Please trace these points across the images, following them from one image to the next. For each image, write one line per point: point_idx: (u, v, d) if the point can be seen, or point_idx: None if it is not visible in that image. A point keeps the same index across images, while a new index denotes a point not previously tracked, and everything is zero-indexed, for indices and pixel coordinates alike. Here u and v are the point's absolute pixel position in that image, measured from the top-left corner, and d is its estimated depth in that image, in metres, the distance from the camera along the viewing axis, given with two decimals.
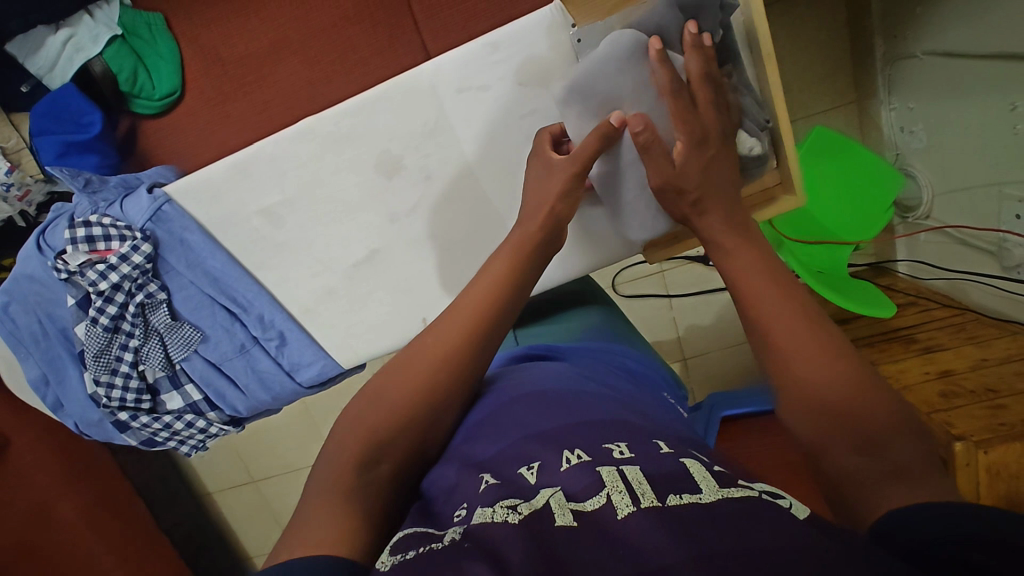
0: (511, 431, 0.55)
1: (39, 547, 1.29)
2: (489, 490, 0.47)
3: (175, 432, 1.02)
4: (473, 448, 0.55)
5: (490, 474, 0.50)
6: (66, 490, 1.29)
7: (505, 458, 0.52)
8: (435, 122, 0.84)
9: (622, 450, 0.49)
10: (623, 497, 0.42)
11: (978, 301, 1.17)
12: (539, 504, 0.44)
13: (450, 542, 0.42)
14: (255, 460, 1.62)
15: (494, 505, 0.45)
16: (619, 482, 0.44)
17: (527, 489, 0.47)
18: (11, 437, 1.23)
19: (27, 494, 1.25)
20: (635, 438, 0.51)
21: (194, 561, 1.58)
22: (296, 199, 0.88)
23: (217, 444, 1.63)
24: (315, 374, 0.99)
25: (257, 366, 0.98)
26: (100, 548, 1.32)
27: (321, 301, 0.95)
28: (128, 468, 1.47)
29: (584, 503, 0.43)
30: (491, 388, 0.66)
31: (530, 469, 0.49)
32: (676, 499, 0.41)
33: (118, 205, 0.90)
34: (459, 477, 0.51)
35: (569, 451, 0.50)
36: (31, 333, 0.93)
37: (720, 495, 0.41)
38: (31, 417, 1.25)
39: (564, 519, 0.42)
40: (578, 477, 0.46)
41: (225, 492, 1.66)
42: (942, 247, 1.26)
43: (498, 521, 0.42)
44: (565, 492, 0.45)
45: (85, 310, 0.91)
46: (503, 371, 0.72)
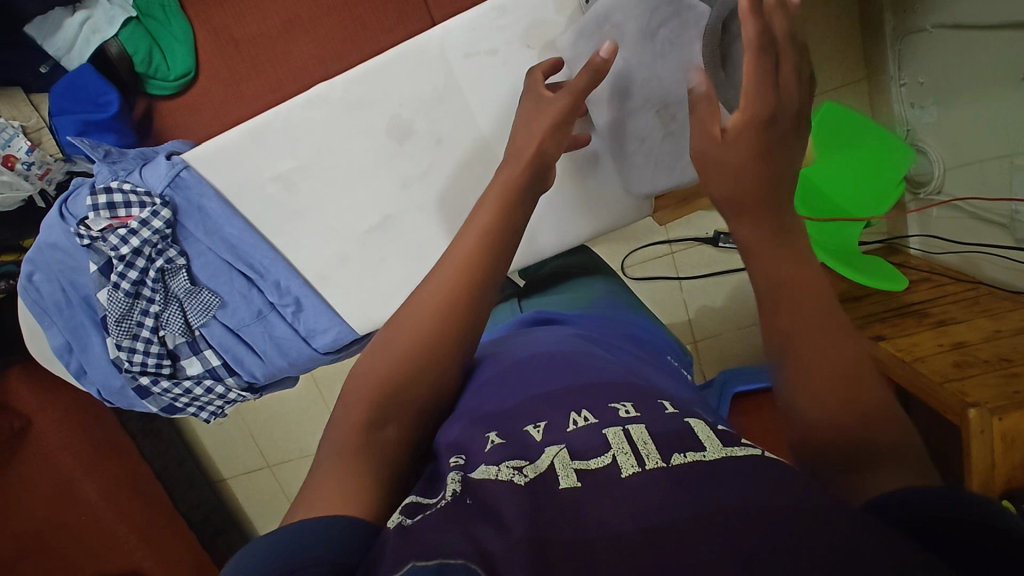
0: (515, 397, 0.56)
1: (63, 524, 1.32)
2: (495, 449, 0.47)
3: (196, 399, 1.04)
4: (484, 405, 0.55)
5: (496, 433, 0.50)
6: (87, 471, 1.31)
7: (513, 418, 0.52)
8: (444, 87, 0.84)
9: (627, 408, 0.49)
10: (628, 458, 0.42)
11: (995, 275, 1.16)
12: (544, 464, 0.44)
13: (452, 496, 0.42)
14: (271, 444, 1.65)
15: (499, 463, 0.45)
16: (624, 443, 0.44)
17: (533, 448, 0.47)
18: (37, 419, 1.25)
19: (50, 474, 1.28)
20: (644, 399, 0.52)
21: (214, 544, 1.60)
22: (310, 163, 0.89)
23: (235, 429, 1.65)
24: (331, 340, 1.00)
25: (274, 331, 1.00)
26: (121, 528, 1.35)
27: (335, 268, 0.96)
28: (148, 451, 1.49)
29: (589, 461, 0.43)
30: (494, 357, 0.67)
31: (535, 428, 0.50)
32: (681, 459, 0.42)
33: (137, 173, 0.91)
34: (465, 431, 0.52)
35: (575, 412, 0.50)
36: (54, 303, 0.94)
37: (723, 453, 0.42)
38: (55, 395, 1.28)
39: (569, 480, 0.42)
40: (584, 439, 0.46)
41: (241, 476, 1.69)
42: (955, 221, 1.25)
43: (502, 480, 0.42)
44: (569, 450, 0.45)
45: (106, 279, 0.93)
46: (509, 340, 0.72)
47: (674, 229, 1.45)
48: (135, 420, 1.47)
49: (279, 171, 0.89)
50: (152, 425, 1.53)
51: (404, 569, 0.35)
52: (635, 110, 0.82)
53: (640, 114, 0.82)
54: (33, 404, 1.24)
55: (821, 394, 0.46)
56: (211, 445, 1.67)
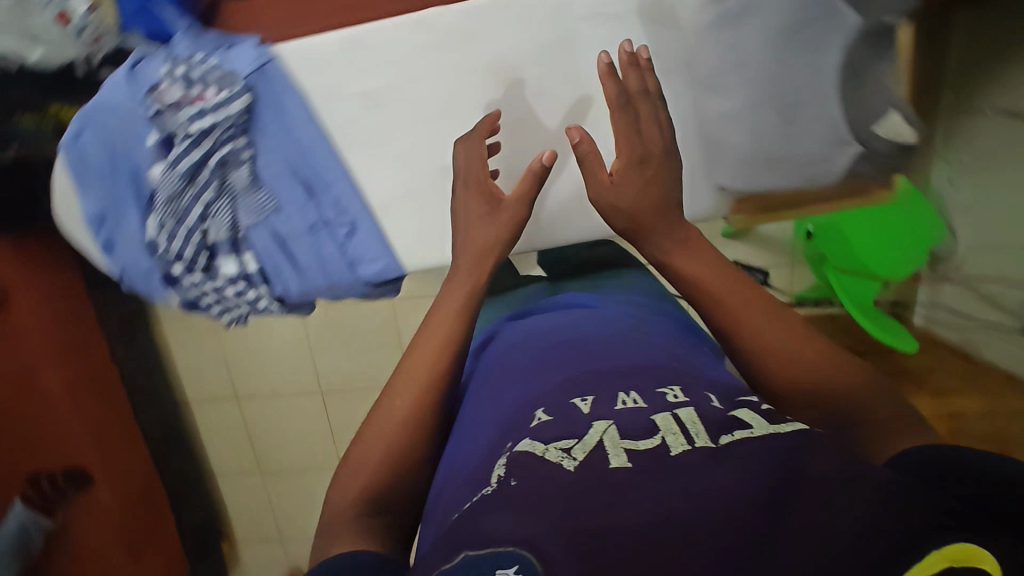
0: (534, 390, 0.64)
1: (18, 413, 1.25)
2: (544, 425, 0.55)
3: (224, 301, 1.00)
4: (526, 391, 0.64)
5: (543, 411, 0.58)
6: (55, 361, 1.25)
7: (536, 406, 0.61)
8: (558, 42, 0.80)
9: (676, 394, 0.56)
10: (677, 438, 0.47)
11: (1005, 362, 1.23)
12: (592, 442, 0.49)
13: (498, 484, 0.47)
14: (244, 376, 1.64)
15: (550, 444, 0.50)
16: (674, 425, 0.49)
17: (582, 425, 0.53)
18: (13, 292, 1.19)
19: (16, 354, 1.22)
20: (693, 385, 0.59)
21: (166, 465, 1.57)
22: (394, 84, 0.85)
23: (210, 353, 1.62)
24: (376, 273, 0.96)
25: (321, 251, 0.96)
26: (76, 426, 1.29)
27: (402, 201, 0.92)
28: (118, 355, 1.42)
29: (639, 443, 0.48)
30: (518, 347, 0.76)
31: (582, 402, 0.57)
32: (728, 438, 0.46)
33: (222, 53, 0.88)
34: (519, 409, 0.61)
35: (624, 394, 0.57)
36: (99, 169, 0.91)
37: (770, 429, 0.47)
38: (47, 280, 1.24)
39: (620, 460, 0.46)
40: (632, 420, 0.52)
41: (206, 403, 1.66)
42: (965, 303, 1.30)
43: (555, 463, 0.46)
44: (617, 428, 0.51)
45: (162, 155, 0.89)
46: (535, 326, 0.81)
47: None
48: (112, 320, 1.41)
49: (364, 80, 0.86)
50: (128, 328, 1.47)
51: (458, 558, 0.40)
52: (743, 104, 0.79)
53: (754, 109, 0.79)
54: (15, 278, 1.19)
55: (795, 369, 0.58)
56: (179, 362, 1.60)
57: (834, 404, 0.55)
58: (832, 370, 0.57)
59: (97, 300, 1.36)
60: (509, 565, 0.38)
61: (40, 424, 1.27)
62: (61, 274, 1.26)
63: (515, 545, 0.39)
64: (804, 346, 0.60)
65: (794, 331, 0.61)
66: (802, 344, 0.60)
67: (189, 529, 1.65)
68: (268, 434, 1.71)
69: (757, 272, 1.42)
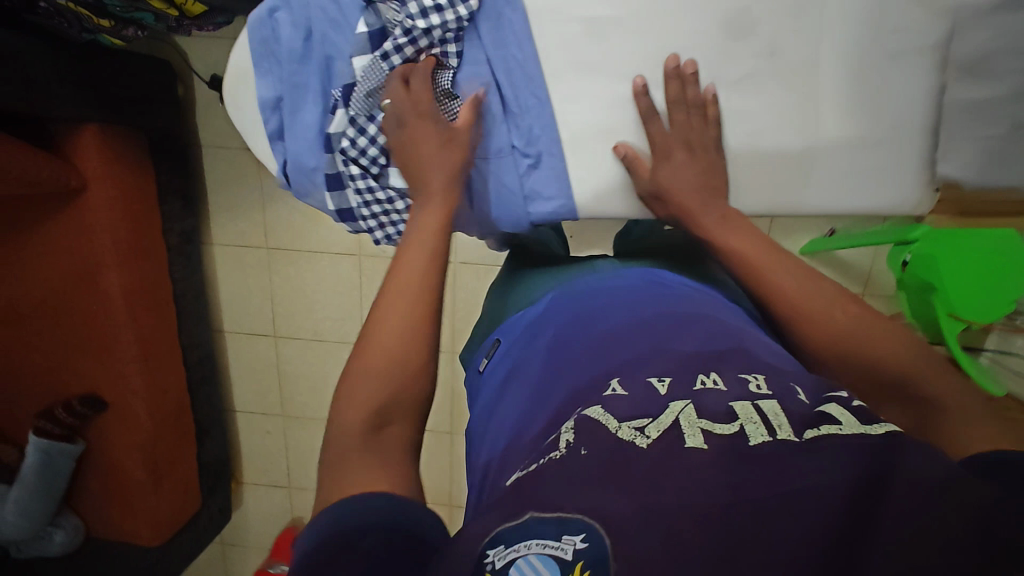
0: (596, 364, 0.53)
1: (81, 310, 1.22)
2: (619, 398, 0.46)
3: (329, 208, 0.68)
4: (582, 374, 0.52)
5: (618, 381, 0.49)
6: (118, 264, 1.19)
7: (595, 384, 0.50)
8: None
9: (759, 382, 0.45)
10: (757, 428, 0.39)
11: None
12: (667, 421, 0.41)
13: (566, 448, 0.40)
14: (289, 316, 1.54)
15: (622, 421, 0.42)
16: (754, 414, 0.40)
17: (657, 404, 0.44)
18: (89, 188, 1.14)
19: (85, 252, 1.18)
20: (786, 376, 0.47)
21: (195, 391, 1.50)
22: (635, 19, 0.62)
23: (255, 283, 1.53)
24: (548, 216, 0.70)
25: (494, 173, 0.68)
26: (127, 335, 1.24)
27: (594, 138, 0.67)
28: (175, 271, 1.38)
29: (714, 425, 0.40)
30: (565, 329, 0.60)
31: (660, 381, 0.47)
32: (815, 433, 0.38)
33: None
34: (577, 395, 0.49)
35: (703, 373, 0.47)
36: (290, 56, 0.61)
37: (860, 429, 0.38)
38: (117, 171, 1.17)
39: (695, 441, 0.38)
40: (711, 401, 0.43)
41: (242, 336, 1.58)
42: None
43: (624, 440, 0.39)
44: (696, 408, 0.42)
45: (345, 27, 0.61)
46: (581, 301, 0.64)
47: None
48: (175, 235, 1.36)
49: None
50: (186, 248, 1.41)
51: (522, 518, 0.36)
52: (987, 98, 0.62)
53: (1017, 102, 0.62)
54: (95, 171, 1.13)
55: (831, 337, 0.54)
56: (225, 296, 1.55)
57: (881, 378, 0.51)
58: (878, 340, 0.53)
59: (167, 212, 1.33)
60: (576, 534, 0.35)
61: (95, 325, 1.24)
62: (139, 176, 1.23)
63: (582, 513, 0.35)
64: (837, 313, 0.55)
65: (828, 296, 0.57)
66: (833, 310, 0.56)
67: (209, 463, 1.58)
68: (304, 379, 1.60)
69: None
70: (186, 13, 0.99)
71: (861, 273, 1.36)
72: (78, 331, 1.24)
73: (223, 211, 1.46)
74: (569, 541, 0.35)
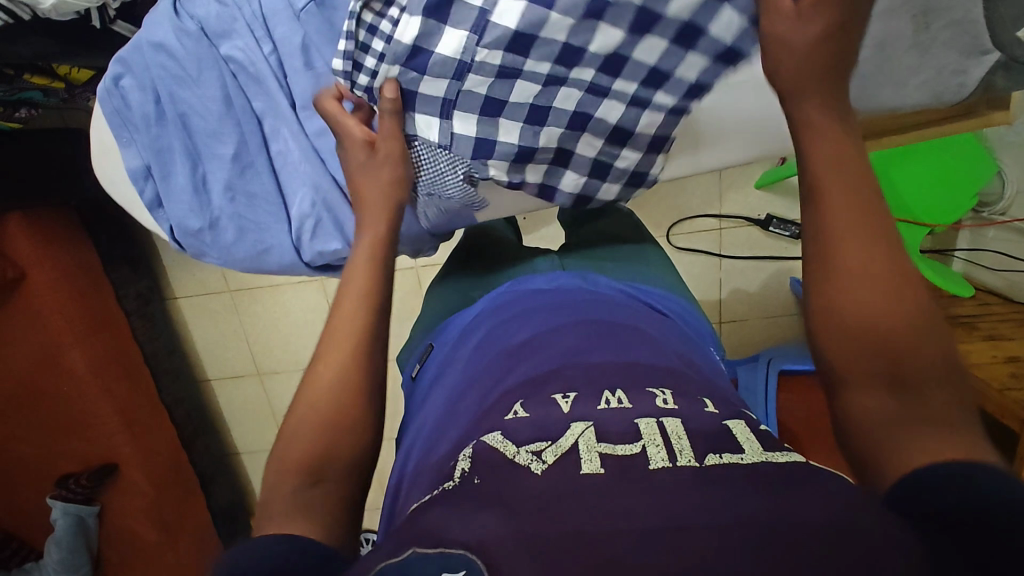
0: (504, 374, 0.50)
1: (50, 395, 1.24)
2: (523, 420, 0.42)
3: (263, 268, 0.68)
4: (509, 377, 0.49)
5: (521, 404, 0.44)
6: (77, 341, 1.20)
7: (499, 399, 0.47)
8: None
9: (666, 398, 0.43)
10: (659, 450, 0.37)
11: (994, 285, 1.20)
12: (566, 445, 0.39)
13: (460, 478, 0.38)
14: (266, 353, 1.47)
15: (519, 443, 0.40)
16: (656, 435, 0.38)
17: (558, 423, 0.41)
18: (31, 273, 1.15)
19: (38, 338, 1.19)
20: (690, 388, 0.45)
21: (191, 444, 1.48)
22: None
23: (219, 325, 1.45)
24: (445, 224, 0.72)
25: None
26: (106, 407, 1.25)
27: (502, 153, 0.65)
28: (140, 336, 1.36)
29: (615, 447, 0.38)
30: (485, 341, 0.58)
31: (564, 398, 0.44)
32: (715, 460, 0.36)
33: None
34: (495, 402, 0.46)
35: (609, 391, 0.44)
36: (145, 120, 0.60)
37: (763, 458, 0.36)
38: (53, 256, 1.16)
39: (591, 466, 0.36)
40: (615, 423, 0.41)
41: (227, 381, 1.52)
42: (1009, 245, 1.16)
43: (519, 467, 0.37)
44: (597, 430, 0.40)
45: (196, 83, 0.61)
46: (506, 308, 0.63)
47: (728, 204, 1.34)
48: (130, 298, 1.34)
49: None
50: (147, 309, 1.39)
51: (404, 554, 0.33)
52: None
53: (881, 18, 0.48)
54: (31, 258, 1.14)
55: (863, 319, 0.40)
56: (201, 345, 1.48)
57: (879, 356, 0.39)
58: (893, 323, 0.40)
59: (116, 278, 1.31)
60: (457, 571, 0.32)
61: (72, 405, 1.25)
62: (82, 252, 1.23)
63: (468, 546, 0.32)
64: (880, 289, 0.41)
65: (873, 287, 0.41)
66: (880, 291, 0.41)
67: (221, 510, 1.56)
68: None
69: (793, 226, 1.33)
70: (73, 82, 0.97)
71: None
72: (51, 415, 1.25)
73: (178, 265, 1.40)
74: None
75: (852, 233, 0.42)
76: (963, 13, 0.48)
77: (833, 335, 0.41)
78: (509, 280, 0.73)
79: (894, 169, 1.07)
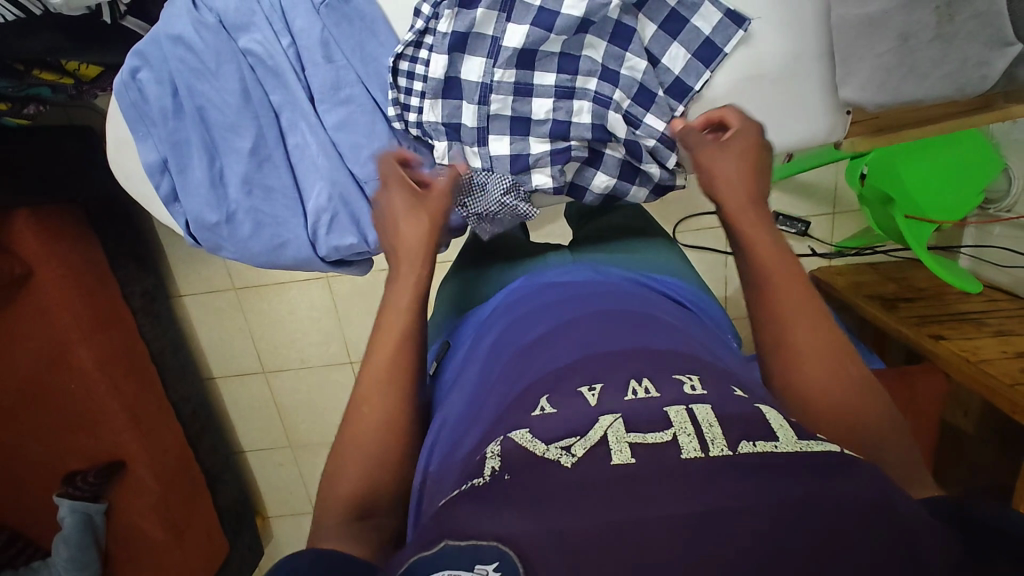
0: (523, 370, 0.50)
1: (57, 393, 1.23)
2: (551, 414, 0.42)
3: (279, 263, 0.68)
4: (530, 370, 0.49)
5: (547, 398, 0.44)
6: (85, 337, 1.20)
7: (522, 395, 0.46)
8: None
9: (693, 384, 0.43)
10: (690, 440, 0.36)
11: (1000, 280, 1.19)
12: (595, 438, 0.38)
13: (490, 474, 0.37)
14: (272, 350, 1.47)
15: (547, 440, 0.39)
16: (687, 424, 0.38)
17: (587, 416, 0.40)
18: (37, 270, 1.15)
19: (46, 335, 1.19)
20: (719, 376, 0.44)
21: (197, 442, 1.47)
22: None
23: (225, 323, 1.45)
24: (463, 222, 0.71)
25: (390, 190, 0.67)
26: (112, 404, 1.25)
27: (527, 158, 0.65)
28: (146, 333, 1.36)
29: (645, 436, 0.37)
30: (501, 337, 0.58)
31: (590, 390, 0.43)
32: (749, 448, 0.35)
33: None
34: (519, 396, 0.46)
35: (635, 381, 0.44)
36: (163, 114, 0.60)
37: (798, 447, 0.35)
38: (59, 252, 1.16)
39: (621, 456, 0.36)
40: (644, 411, 0.40)
41: (232, 378, 1.52)
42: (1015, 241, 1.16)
43: (549, 461, 0.37)
44: (626, 422, 0.39)
45: (214, 76, 0.61)
46: (519, 305, 0.63)
47: None
48: (137, 296, 1.34)
49: (451, 9, 0.58)
50: (153, 307, 1.38)
51: (438, 545, 0.33)
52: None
53: (906, 9, 0.51)
54: (37, 255, 1.14)
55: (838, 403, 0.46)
56: (206, 343, 1.48)
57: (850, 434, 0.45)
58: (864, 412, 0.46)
59: (122, 276, 1.31)
60: (490, 562, 0.32)
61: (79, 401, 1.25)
62: (89, 250, 1.23)
63: (499, 539, 0.32)
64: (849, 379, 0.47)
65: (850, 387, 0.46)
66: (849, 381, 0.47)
67: (228, 508, 1.55)
68: (301, 410, 1.53)
69: (799, 223, 1.33)
70: (81, 78, 0.97)
71: (827, 193, 1.33)
72: (58, 413, 1.25)
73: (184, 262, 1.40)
74: (483, 571, 0.32)
75: (809, 328, 0.49)
76: (989, 5, 0.48)
77: (803, 405, 0.47)
78: (522, 275, 0.72)
79: (902, 164, 1.07)
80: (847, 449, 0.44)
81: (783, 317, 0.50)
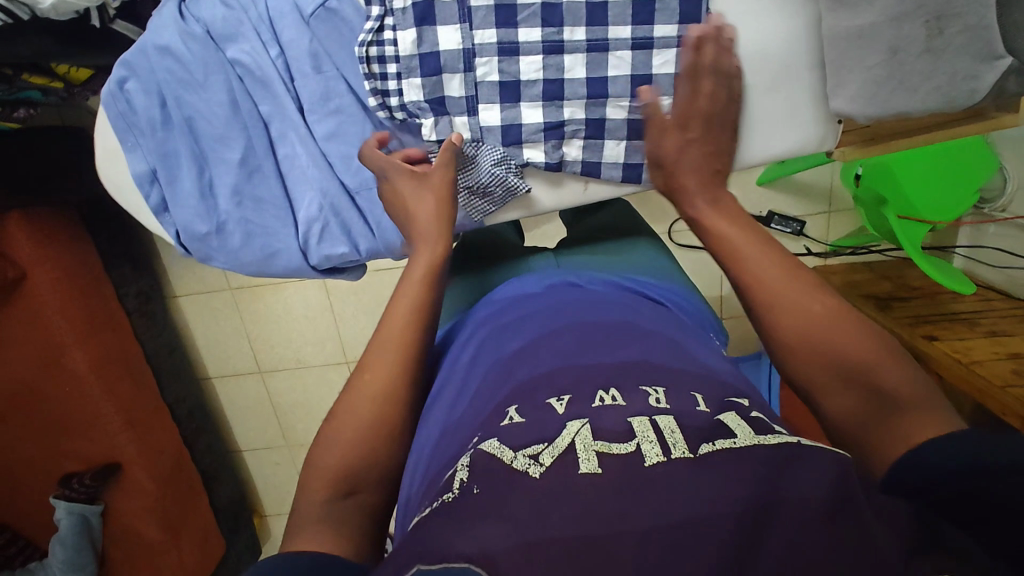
0: (504, 379, 0.49)
1: (49, 396, 1.23)
2: (516, 428, 0.41)
3: (270, 272, 0.68)
4: (509, 379, 0.49)
5: (515, 410, 0.44)
6: (79, 340, 1.19)
7: (495, 406, 0.46)
8: None
9: (659, 396, 0.42)
10: (652, 446, 0.36)
11: (994, 280, 1.20)
12: (562, 446, 0.38)
13: (459, 488, 0.37)
14: (267, 349, 1.46)
15: (515, 449, 0.39)
16: (650, 431, 0.38)
17: (553, 425, 0.40)
18: (30, 273, 1.15)
19: (40, 338, 1.19)
20: (688, 386, 0.44)
21: (193, 442, 1.48)
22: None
23: (221, 323, 1.45)
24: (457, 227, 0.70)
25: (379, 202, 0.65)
26: (107, 407, 1.25)
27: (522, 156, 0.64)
28: (141, 333, 1.36)
29: (610, 445, 0.37)
30: (482, 348, 0.58)
31: (559, 400, 0.43)
32: (709, 448, 0.36)
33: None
34: (495, 406, 0.46)
35: (604, 390, 0.43)
36: (151, 125, 0.60)
37: (753, 441, 0.36)
38: (53, 254, 1.16)
39: (589, 465, 0.36)
40: (609, 420, 0.40)
41: (228, 379, 1.52)
42: (1009, 241, 1.16)
43: (517, 472, 0.36)
44: (593, 428, 0.39)
45: (202, 87, 0.60)
46: (501, 313, 0.62)
47: None
48: (131, 297, 1.34)
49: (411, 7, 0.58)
50: (148, 307, 1.38)
51: (410, 574, 0.33)
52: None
53: (895, 23, 0.51)
54: (30, 257, 1.14)
55: (821, 347, 0.45)
56: (202, 343, 1.48)
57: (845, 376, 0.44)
58: (855, 338, 0.45)
59: (117, 276, 1.30)
60: None
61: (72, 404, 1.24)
62: (82, 251, 1.22)
63: (471, 561, 0.32)
64: (829, 313, 0.46)
65: (835, 319, 0.46)
66: (828, 313, 0.46)
67: (224, 507, 1.55)
68: (298, 409, 1.54)
69: (794, 222, 1.33)
70: (72, 81, 0.96)
71: (822, 191, 1.33)
72: (52, 415, 1.25)
73: (179, 263, 1.40)
74: None
75: (780, 276, 0.49)
76: (978, 20, 0.48)
77: (793, 357, 0.47)
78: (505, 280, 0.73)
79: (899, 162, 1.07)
80: (848, 386, 0.44)
81: (743, 269, 0.50)
